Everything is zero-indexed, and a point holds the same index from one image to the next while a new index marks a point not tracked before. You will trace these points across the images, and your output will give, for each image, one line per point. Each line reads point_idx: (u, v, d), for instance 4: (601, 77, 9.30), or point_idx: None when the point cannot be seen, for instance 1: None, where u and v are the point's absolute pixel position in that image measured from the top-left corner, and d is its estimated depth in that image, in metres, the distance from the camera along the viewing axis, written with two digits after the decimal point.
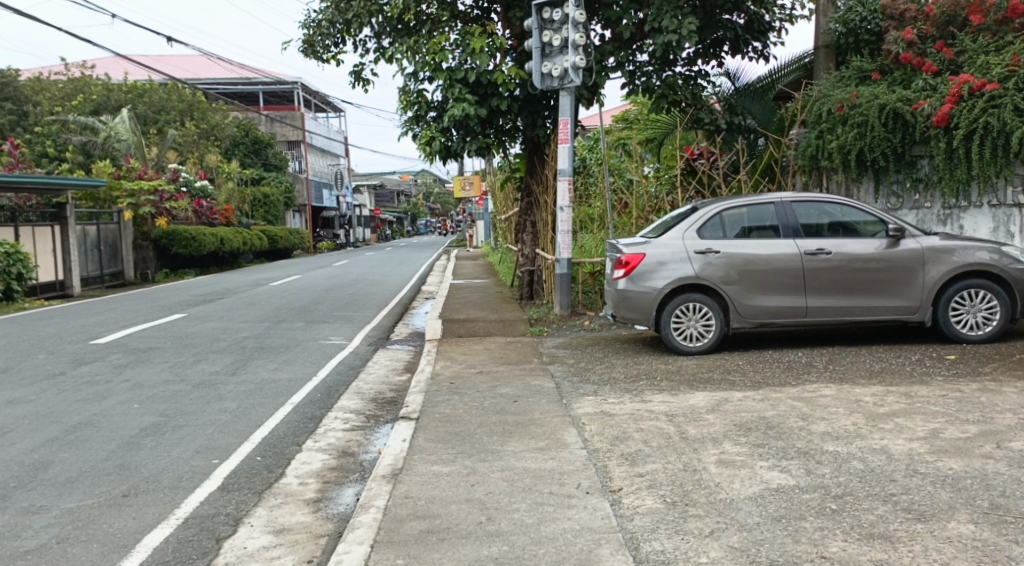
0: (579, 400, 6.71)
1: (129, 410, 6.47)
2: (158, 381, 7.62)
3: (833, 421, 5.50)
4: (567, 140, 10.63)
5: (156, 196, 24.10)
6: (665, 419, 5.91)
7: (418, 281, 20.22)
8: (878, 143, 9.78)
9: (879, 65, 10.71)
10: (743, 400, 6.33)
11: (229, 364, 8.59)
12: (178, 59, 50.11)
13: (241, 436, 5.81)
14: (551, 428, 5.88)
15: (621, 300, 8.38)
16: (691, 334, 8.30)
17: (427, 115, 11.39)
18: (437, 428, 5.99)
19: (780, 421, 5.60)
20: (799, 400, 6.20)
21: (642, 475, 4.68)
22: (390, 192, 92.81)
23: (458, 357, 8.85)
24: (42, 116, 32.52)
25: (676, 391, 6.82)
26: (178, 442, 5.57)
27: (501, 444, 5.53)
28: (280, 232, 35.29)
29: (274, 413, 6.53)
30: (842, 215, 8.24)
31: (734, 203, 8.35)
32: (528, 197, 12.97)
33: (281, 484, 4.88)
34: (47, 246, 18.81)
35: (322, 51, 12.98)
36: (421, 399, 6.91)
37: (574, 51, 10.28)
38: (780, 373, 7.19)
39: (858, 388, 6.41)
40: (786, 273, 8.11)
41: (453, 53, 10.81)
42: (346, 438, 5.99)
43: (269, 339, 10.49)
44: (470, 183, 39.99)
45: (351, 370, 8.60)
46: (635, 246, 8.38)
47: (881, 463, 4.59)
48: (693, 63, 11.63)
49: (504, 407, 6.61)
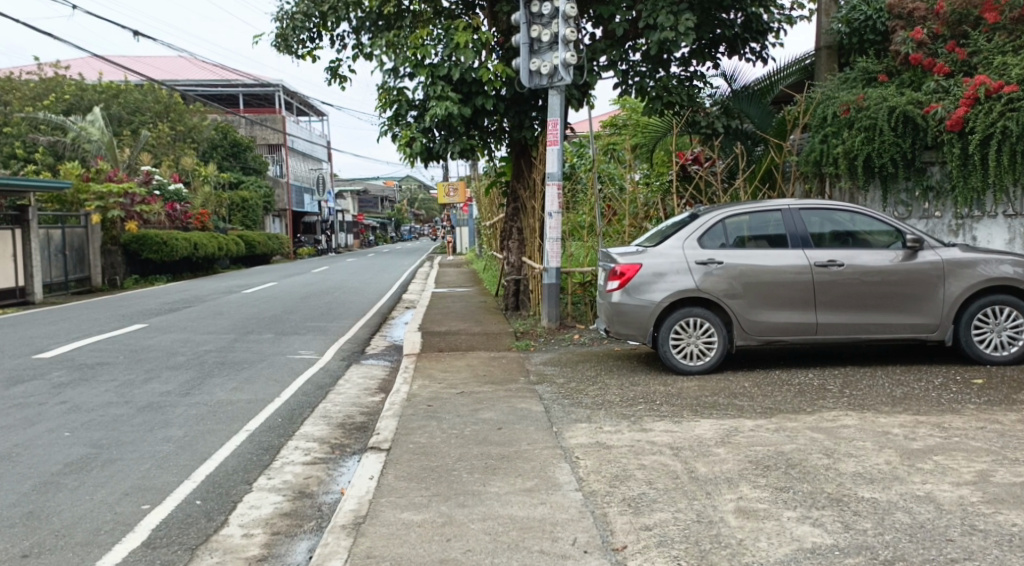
0: (572, 428, 5.99)
1: (57, 440, 5.70)
2: (99, 403, 6.83)
3: (863, 460, 4.80)
4: (556, 142, 9.95)
5: (126, 199, 23.15)
6: (669, 454, 5.21)
7: (399, 290, 19.43)
8: (886, 147, 9.14)
9: (886, 67, 10.10)
10: (756, 431, 5.63)
11: (184, 383, 7.79)
12: (156, 61, 49.32)
13: (182, 473, 5.06)
14: (540, 464, 5.14)
15: (615, 313, 7.66)
16: (691, 353, 7.60)
17: (407, 115, 10.66)
18: (410, 462, 5.25)
19: (802, 459, 4.90)
20: (818, 431, 5.51)
21: (649, 530, 3.96)
22: (374, 199, 91.99)
23: (438, 376, 8.09)
24: (10, 115, 31.38)
25: (678, 418, 6.11)
26: (105, 482, 4.82)
27: (483, 484, 4.78)
28: (257, 237, 34.32)
29: (225, 443, 5.77)
30: (851, 224, 7.59)
31: (737, 210, 7.69)
32: (514, 203, 12.26)
33: (220, 537, 4.14)
34: (6, 251, 17.86)
35: (297, 46, 12.23)
36: (394, 426, 6.16)
37: (563, 47, 9.55)
38: (792, 398, 6.50)
39: (883, 418, 5.72)
40: (795, 287, 7.43)
41: (436, 48, 10.09)
42: (306, 474, 5.22)
43: (232, 352, 9.69)
44: (455, 190, 39.17)
45: (320, 390, 7.80)
46: (631, 256, 7.69)
47: (931, 516, 3.89)
48: (688, 63, 10.99)
49: (487, 435, 5.87)
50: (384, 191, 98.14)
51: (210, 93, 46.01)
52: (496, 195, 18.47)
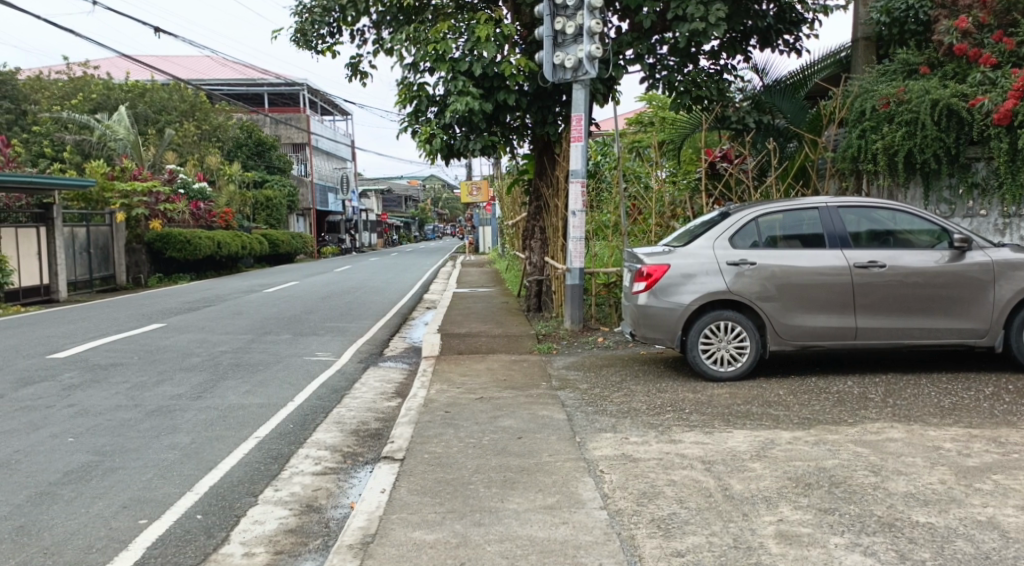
0: (596, 438, 5.66)
1: (60, 447, 5.47)
2: (107, 407, 6.60)
3: (913, 478, 4.43)
4: (581, 138, 9.65)
5: (150, 197, 23.17)
6: (700, 469, 4.86)
7: (421, 289, 19.19)
8: (929, 143, 8.70)
9: (928, 58, 9.65)
10: (793, 444, 5.26)
11: (196, 386, 7.56)
12: (183, 60, 49.61)
13: (184, 484, 4.80)
14: (563, 478, 4.82)
15: (641, 317, 7.32)
16: (722, 358, 7.22)
17: (428, 111, 10.38)
18: (424, 474, 4.95)
19: (846, 476, 4.54)
20: (863, 445, 5.13)
21: (681, 556, 3.63)
22: (398, 198, 92.18)
23: (457, 380, 7.79)
24: (39, 114, 31.65)
25: (710, 429, 5.75)
26: (103, 494, 4.56)
27: (501, 500, 4.46)
28: (281, 236, 34.28)
29: (232, 451, 5.51)
30: (892, 222, 7.18)
31: (770, 208, 7.31)
32: (536, 201, 11.91)
33: (220, 556, 3.87)
34: (31, 249, 17.87)
35: (316, 41, 12.00)
36: (409, 434, 5.87)
37: (589, 39, 9.24)
38: (831, 408, 6.11)
39: (932, 430, 5.33)
40: (833, 289, 7.03)
41: (457, 42, 9.79)
42: (315, 485, 4.94)
43: (247, 354, 9.47)
44: (478, 187, 39.07)
45: (335, 394, 7.55)
46: (658, 256, 7.34)
47: (995, 546, 3.54)
48: (717, 57, 10.60)
49: (507, 445, 5.56)
50: (408, 190, 98.19)
51: (236, 92, 46.21)
52: (518, 192, 18.13)
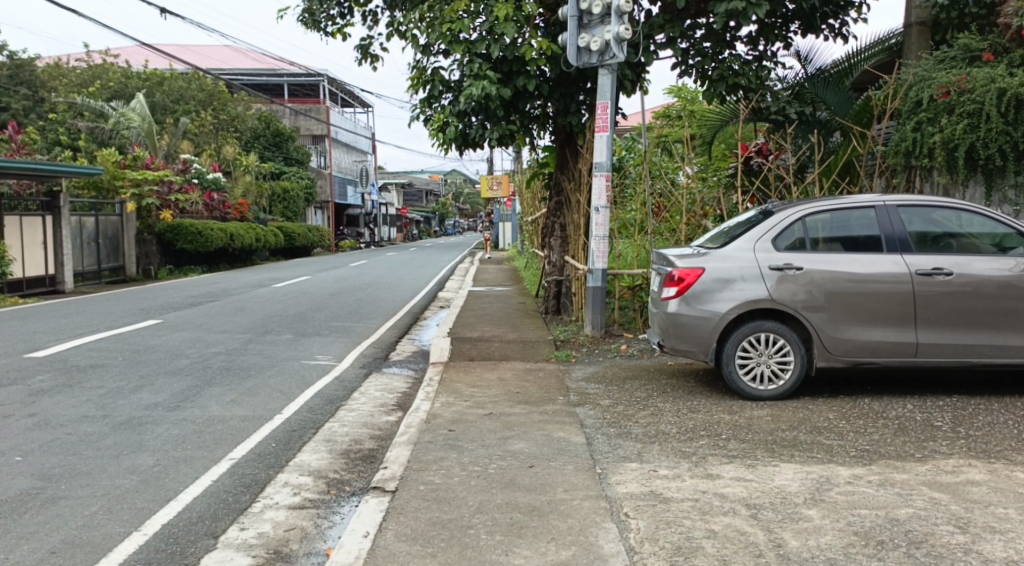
0: (619, 470, 4.86)
1: (3, 468, 4.76)
2: (71, 418, 5.91)
3: (1013, 540, 3.63)
4: (606, 128, 8.77)
5: (162, 187, 23.00)
6: (745, 515, 4.06)
7: (436, 287, 18.45)
8: (993, 136, 7.76)
9: (992, 43, 8.71)
10: (854, 485, 4.43)
11: (177, 394, 6.85)
12: (204, 50, 49.28)
13: (134, 521, 4.07)
14: (580, 522, 4.04)
15: (671, 326, 6.51)
16: (763, 376, 6.39)
17: (441, 97, 9.64)
18: (418, 512, 4.20)
19: (927, 534, 3.73)
20: (939, 488, 4.31)
21: None
22: (420, 192, 91.82)
23: (465, 391, 7.03)
24: (56, 101, 31.33)
25: (752, 461, 4.93)
26: (32, 534, 3.84)
27: (505, 552, 3.70)
28: (296, 228, 33.74)
29: (200, 476, 4.79)
30: (957, 224, 6.30)
31: (816, 206, 6.47)
32: (557, 196, 11.14)
33: None
34: (36, 238, 17.36)
35: (325, 22, 11.26)
36: (405, 458, 5.13)
37: (617, 19, 8.44)
38: (895, 438, 5.26)
39: (1020, 472, 4.49)
40: (890, 298, 6.18)
41: (473, 20, 8.95)
42: (288, 524, 4.19)
43: (242, 356, 8.76)
44: (499, 183, 38.65)
45: (330, 406, 6.80)
46: (691, 258, 6.52)
47: None
48: (755, 43, 9.76)
49: (516, 476, 4.79)
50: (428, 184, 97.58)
51: (255, 82, 45.81)
52: (538, 185, 17.53)
